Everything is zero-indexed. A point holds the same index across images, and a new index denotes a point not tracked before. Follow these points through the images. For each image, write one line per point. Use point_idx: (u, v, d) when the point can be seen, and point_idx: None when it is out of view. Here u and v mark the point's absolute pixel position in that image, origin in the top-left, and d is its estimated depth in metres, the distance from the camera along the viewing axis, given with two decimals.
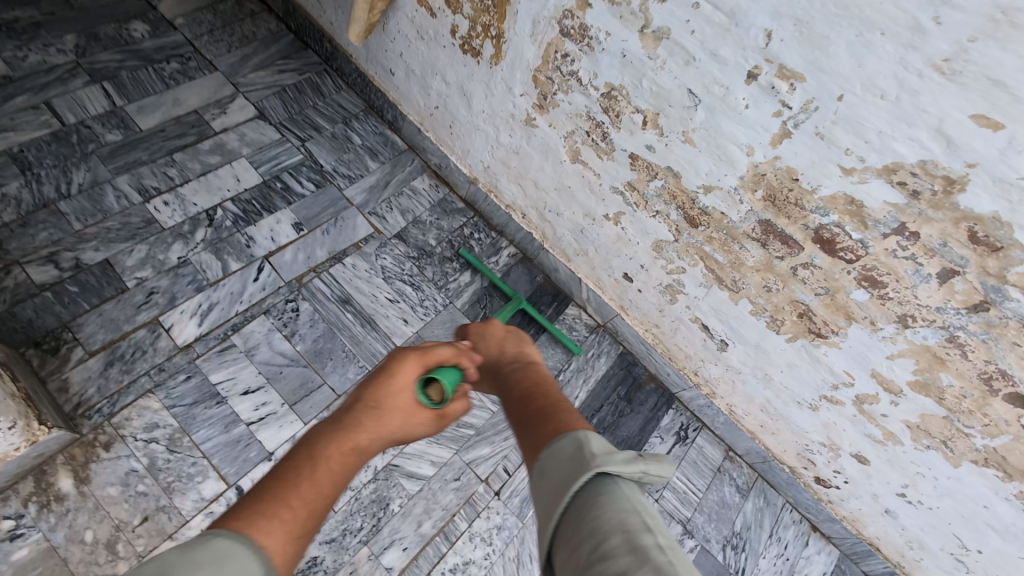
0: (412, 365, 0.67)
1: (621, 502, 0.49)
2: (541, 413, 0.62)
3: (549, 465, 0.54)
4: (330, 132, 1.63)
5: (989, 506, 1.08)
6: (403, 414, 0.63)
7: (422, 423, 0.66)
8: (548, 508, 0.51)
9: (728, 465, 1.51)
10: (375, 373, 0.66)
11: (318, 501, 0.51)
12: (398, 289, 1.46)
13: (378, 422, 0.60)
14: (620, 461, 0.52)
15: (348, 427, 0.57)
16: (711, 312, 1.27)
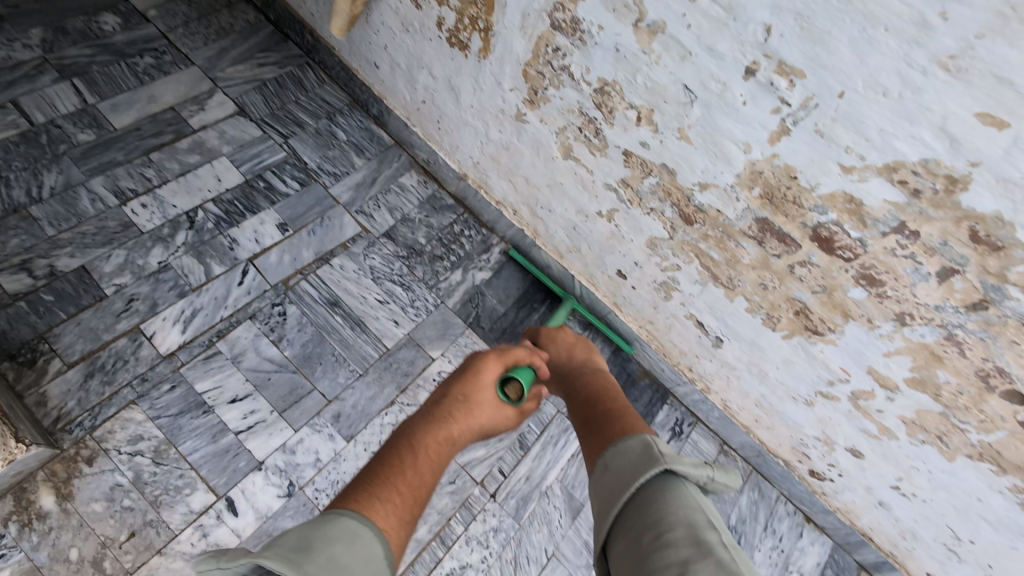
0: (493, 365, 0.85)
1: (684, 502, 0.58)
2: (606, 416, 0.77)
3: (618, 459, 0.66)
4: (314, 127, 1.58)
5: (982, 498, 1.09)
6: (488, 410, 0.80)
7: (504, 418, 0.84)
8: (616, 495, 0.62)
9: (723, 460, 1.51)
10: (464, 372, 0.84)
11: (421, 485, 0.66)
12: (388, 289, 1.43)
13: (467, 415, 0.77)
14: (687, 467, 0.61)
15: (444, 419, 0.75)
16: (706, 309, 1.26)
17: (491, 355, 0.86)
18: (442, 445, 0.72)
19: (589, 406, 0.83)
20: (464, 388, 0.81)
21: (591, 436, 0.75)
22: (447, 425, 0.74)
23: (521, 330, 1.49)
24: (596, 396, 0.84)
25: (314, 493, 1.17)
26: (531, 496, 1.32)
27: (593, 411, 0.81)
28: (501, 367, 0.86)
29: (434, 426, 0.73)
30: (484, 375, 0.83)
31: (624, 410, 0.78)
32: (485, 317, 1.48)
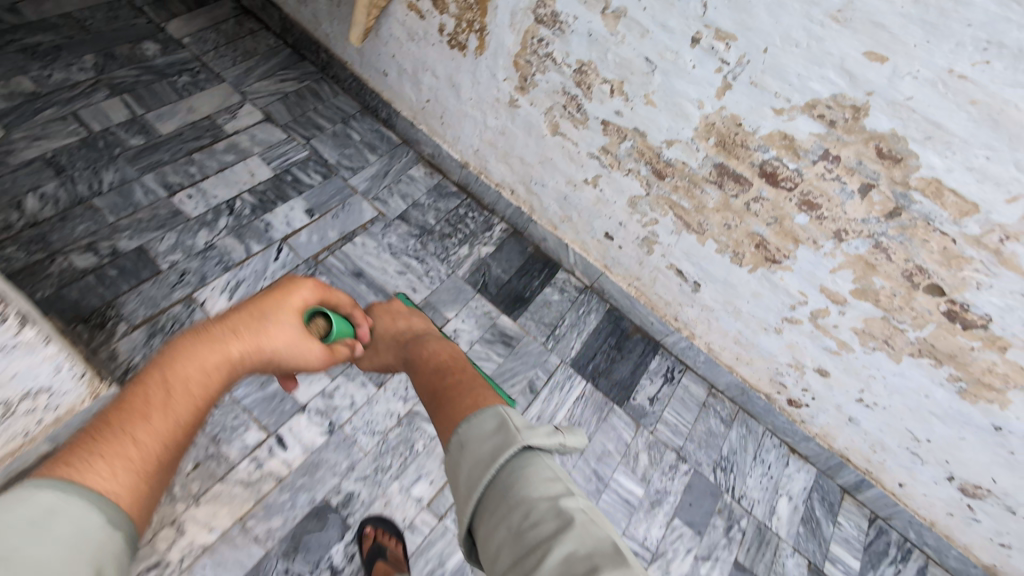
0: (308, 290, 0.76)
1: (544, 472, 0.59)
2: (455, 386, 0.72)
3: (472, 437, 0.62)
4: (331, 130, 1.80)
5: (929, 394, 1.27)
6: (287, 338, 0.70)
7: (314, 350, 0.75)
8: (476, 477, 0.59)
9: (712, 401, 1.68)
10: (274, 289, 0.73)
11: (175, 427, 0.55)
12: (404, 262, 1.62)
13: (261, 334, 0.67)
14: (542, 436, 0.62)
15: (225, 337, 0.62)
16: (684, 256, 1.46)
17: (309, 277, 0.77)
18: (215, 371, 0.60)
19: (433, 372, 0.77)
20: (264, 305, 0.70)
21: (436, 410, 0.70)
22: (230, 343, 0.62)
23: (524, 294, 1.68)
24: (437, 361, 0.80)
25: (352, 430, 1.35)
26: None
27: (434, 375, 0.76)
28: (316, 295, 0.79)
29: (208, 343, 0.60)
30: (296, 297, 0.74)
31: (465, 374, 0.75)
32: (491, 284, 1.67)
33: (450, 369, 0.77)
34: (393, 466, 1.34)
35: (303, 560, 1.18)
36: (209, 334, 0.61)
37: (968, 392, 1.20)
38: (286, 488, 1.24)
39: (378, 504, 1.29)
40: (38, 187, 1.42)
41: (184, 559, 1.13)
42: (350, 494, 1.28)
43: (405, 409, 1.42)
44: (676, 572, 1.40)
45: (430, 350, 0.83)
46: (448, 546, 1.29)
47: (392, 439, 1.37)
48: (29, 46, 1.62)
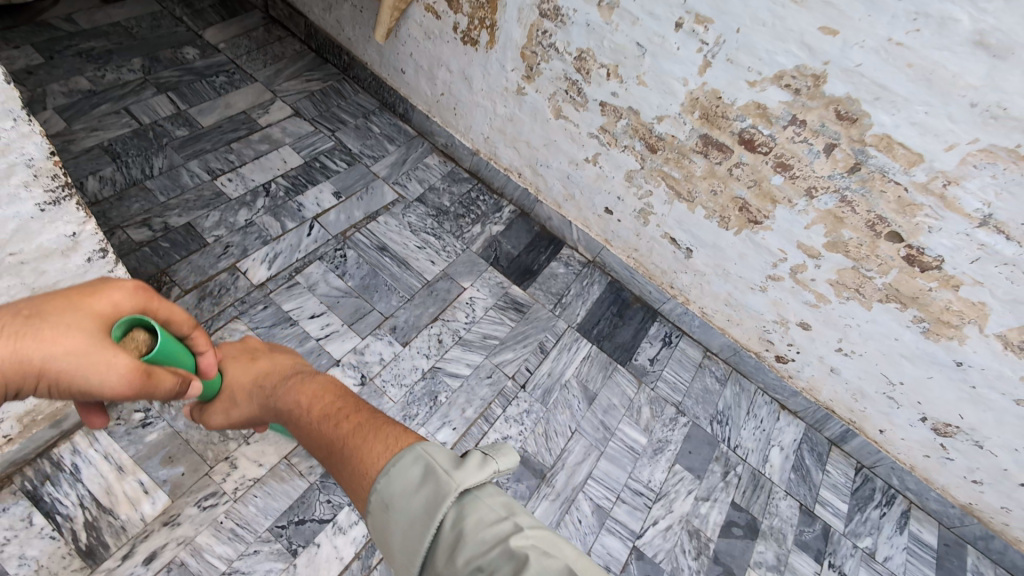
0: (117, 299, 0.67)
1: (487, 513, 0.62)
2: (352, 439, 0.69)
3: (400, 500, 0.63)
4: (354, 124, 1.98)
5: (899, 337, 1.41)
6: (59, 348, 0.61)
7: (103, 367, 0.63)
8: (416, 538, 0.61)
9: (707, 362, 1.80)
10: (71, 293, 0.64)
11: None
12: (423, 238, 1.78)
13: (10, 348, 0.58)
14: (472, 472, 0.64)
15: None
16: (676, 224, 1.62)
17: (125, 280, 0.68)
18: None
19: (318, 425, 0.74)
20: (42, 308, 0.61)
21: (344, 469, 0.68)
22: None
23: (533, 267, 1.83)
24: (318, 409, 0.76)
25: (381, 383, 1.45)
26: (553, 388, 1.59)
27: (323, 429, 0.73)
28: (133, 302, 0.68)
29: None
30: (101, 302, 0.65)
31: (360, 414, 0.74)
32: (502, 258, 1.82)
33: (347, 416, 0.73)
34: (420, 415, 1.44)
35: (344, 491, 1.29)
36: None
37: (932, 331, 1.35)
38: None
39: None
40: (98, 171, 1.59)
41: (237, 489, 1.23)
42: None
43: (428, 364, 1.52)
44: (678, 510, 1.48)
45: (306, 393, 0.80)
46: None
47: (418, 390, 1.47)
48: (84, 50, 1.81)
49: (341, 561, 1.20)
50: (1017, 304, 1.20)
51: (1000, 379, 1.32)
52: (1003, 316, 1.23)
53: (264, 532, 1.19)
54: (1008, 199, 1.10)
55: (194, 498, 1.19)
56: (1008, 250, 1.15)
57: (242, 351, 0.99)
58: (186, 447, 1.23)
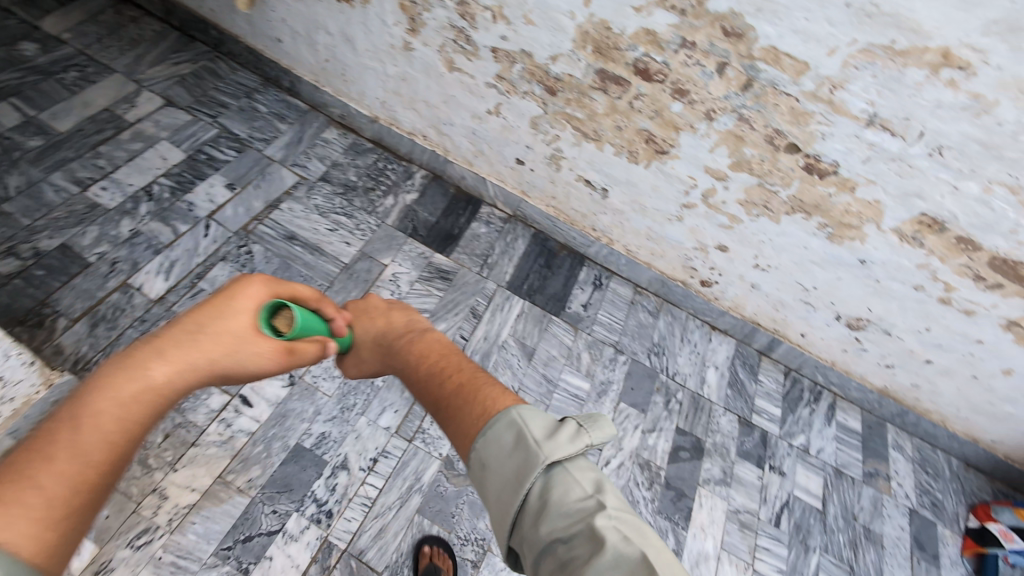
0: (251, 298, 0.79)
1: (574, 488, 0.66)
2: (458, 398, 0.77)
3: (494, 460, 0.70)
4: (237, 106, 1.82)
5: (808, 245, 1.46)
6: (225, 348, 0.73)
7: (254, 353, 0.76)
8: (508, 496, 0.68)
9: (639, 298, 1.84)
10: (210, 303, 0.75)
11: (118, 433, 0.57)
12: (334, 219, 1.69)
13: (188, 353, 0.68)
14: (563, 446, 0.69)
15: (147, 361, 0.63)
16: (588, 165, 1.59)
17: (249, 281, 0.80)
18: (132, 405, 0.59)
19: (430, 383, 0.82)
20: (197, 320, 0.72)
21: (442, 422, 0.77)
22: (151, 374, 0.62)
23: (453, 231, 1.79)
24: (431, 366, 0.85)
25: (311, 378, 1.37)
26: (491, 351, 1.58)
27: (433, 386, 0.82)
28: (264, 294, 0.81)
29: (128, 376, 0.61)
30: (243, 300, 0.78)
31: (466, 375, 0.81)
32: (421, 227, 1.76)
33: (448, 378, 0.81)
34: (358, 404, 1.38)
35: (288, 499, 1.23)
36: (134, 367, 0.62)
37: (836, 235, 1.40)
38: (259, 440, 1.27)
39: (349, 440, 1.33)
40: None
41: (172, 520, 1.15)
42: (321, 435, 1.31)
43: None
44: (627, 445, 1.54)
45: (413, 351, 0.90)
46: (420, 464, 1.34)
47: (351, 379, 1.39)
48: None
49: (297, 569, 1.17)
50: (907, 198, 1.25)
51: (900, 271, 1.39)
52: (896, 212, 1.28)
53: (208, 558, 1.14)
54: (889, 97, 1.12)
55: (125, 539, 1.11)
56: (894, 146, 1.18)
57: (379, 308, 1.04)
58: None
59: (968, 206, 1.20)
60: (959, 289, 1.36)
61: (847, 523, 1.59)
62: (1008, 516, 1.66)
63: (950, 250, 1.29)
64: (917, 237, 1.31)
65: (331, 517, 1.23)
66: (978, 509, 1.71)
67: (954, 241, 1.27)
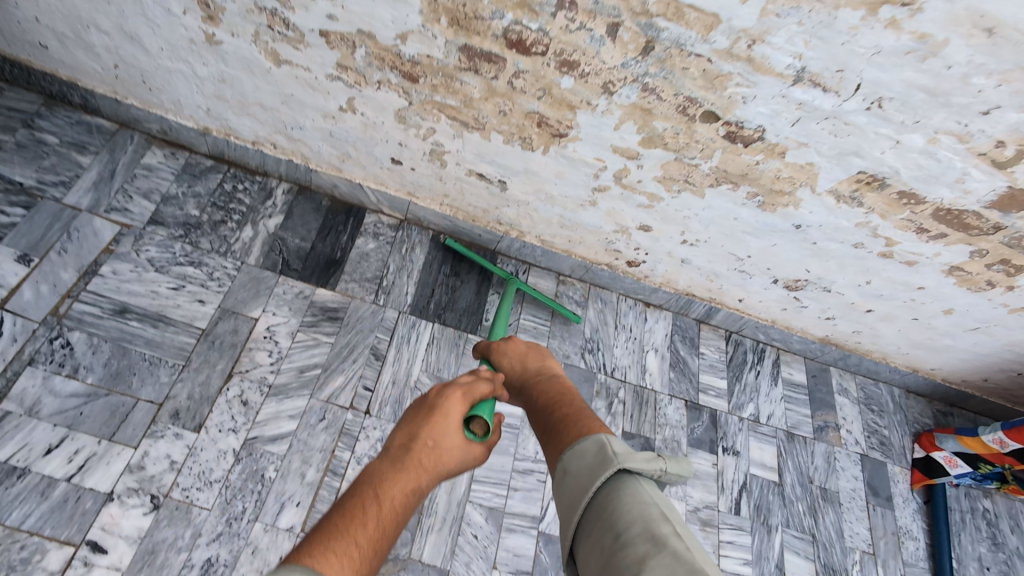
0: (460, 401, 0.67)
1: (640, 495, 0.60)
2: (561, 424, 0.72)
3: (574, 460, 0.65)
4: (13, 142, 1.39)
5: (738, 216, 1.28)
6: (459, 449, 0.64)
7: (472, 459, 0.68)
8: (576, 496, 0.63)
9: (564, 289, 1.64)
10: (422, 410, 0.66)
11: (404, 517, 0.55)
12: (178, 274, 1.35)
13: (434, 461, 0.61)
14: (639, 458, 0.63)
15: (407, 467, 0.58)
16: (476, 157, 1.31)
17: (457, 386, 0.69)
18: (404, 506, 0.55)
19: (540, 413, 0.77)
20: (431, 423, 0.64)
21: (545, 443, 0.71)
22: (422, 473, 0.59)
23: (335, 255, 1.49)
24: (544, 399, 0.79)
25: (182, 494, 1.15)
26: (403, 397, 1.36)
27: (543, 415, 0.76)
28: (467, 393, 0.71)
29: (402, 478, 0.56)
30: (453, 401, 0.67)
31: (578, 410, 0.74)
32: (293, 259, 1.46)
33: (556, 405, 0.76)
34: (248, 508, 1.17)
35: None
36: (403, 459, 0.59)
37: (767, 203, 1.22)
38: None
39: (245, 557, 1.12)
40: None
41: None
42: (207, 562, 1.10)
43: (239, 441, 1.22)
44: None
45: (544, 389, 0.81)
46: None
47: (235, 481, 1.18)
48: None
49: None
50: (844, 157, 1.06)
51: (838, 231, 1.25)
52: (832, 172, 1.10)
53: None
54: (818, 47, 0.90)
55: None
56: (828, 104, 0.97)
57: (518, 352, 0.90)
58: None
59: (910, 159, 1.03)
60: (901, 243, 1.23)
61: (803, 489, 1.56)
62: (953, 443, 1.64)
63: (891, 205, 1.14)
64: (855, 196, 1.14)
65: None
66: (923, 438, 1.71)
67: (895, 196, 1.11)
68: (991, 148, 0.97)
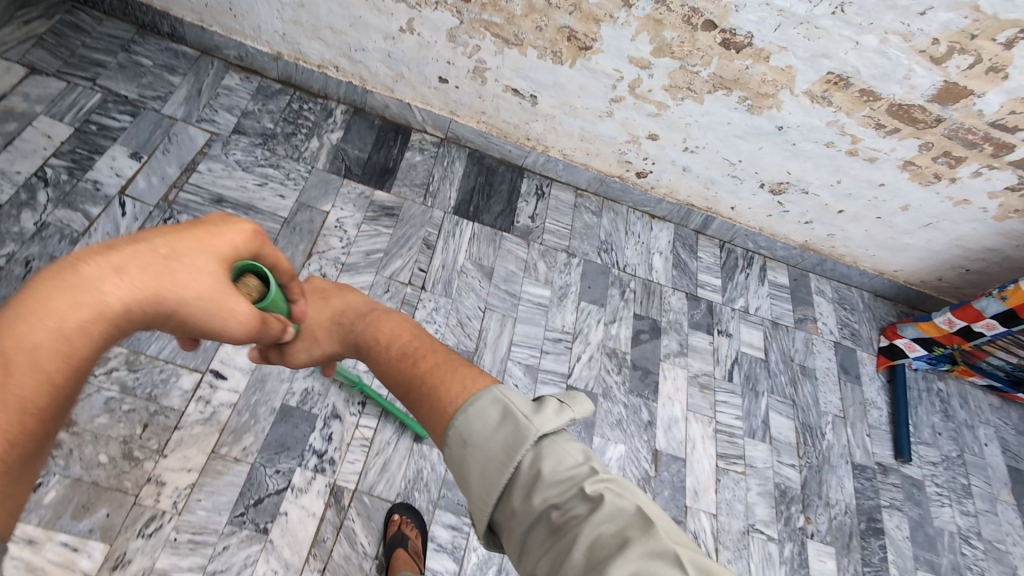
0: (242, 236, 0.68)
1: (565, 455, 0.65)
2: (430, 376, 0.73)
3: (472, 431, 0.66)
4: (115, 63, 1.63)
5: (731, 121, 1.55)
6: (203, 285, 0.62)
7: (221, 310, 0.65)
8: (495, 471, 0.65)
9: (581, 201, 1.90)
10: (197, 225, 0.64)
11: (56, 363, 0.48)
12: (261, 173, 1.60)
13: (151, 283, 0.56)
14: (550, 420, 0.67)
15: (92, 286, 0.51)
16: (513, 72, 1.58)
17: (248, 220, 0.69)
18: (75, 337, 0.49)
19: (396, 364, 0.78)
20: (177, 245, 0.60)
21: (422, 406, 0.72)
22: (104, 293, 0.52)
23: (388, 165, 1.75)
24: (397, 349, 0.80)
25: None
26: (452, 278, 1.61)
27: (404, 366, 0.77)
28: (249, 245, 0.69)
29: (76, 299, 0.50)
30: (224, 240, 0.66)
31: (433, 353, 0.77)
32: (354, 166, 1.71)
33: (419, 354, 0.77)
34: None
35: (287, 457, 1.25)
36: (70, 277, 0.50)
37: (755, 106, 1.49)
38: (244, 409, 1.27)
39: (332, 388, 1.34)
40: None
41: (176, 502, 1.15)
42: (305, 392, 1.32)
43: None
44: (594, 338, 1.66)
45: (390, 340, 0.82)
46: None
47: None
48: None
49: (314, 517, 1.22)
50: (815, 59, 1.33)
51: (813, 130, 1.52)
52: (806, 74, 1.37)
53: (223, 527, 1.16)
54: None
55: (133, 531, 1.11)
56: (802, 10, 1.24)
57: (318, 287, 0.96)
58: (95, 490, 1.12)
59: (867, 59, 1.30)
60: (864, 139, 1.50)
61: (786, 365, 1.83)
62: (911, 330, 1.93)
63: (855, 103, 1.41)
64: (825, 95, 1.41)
65: (334, 464, 1.28)
66: (887, 330, 1.99)
67: (857, 94, 1.39)
68: (929, 45, 1.25)
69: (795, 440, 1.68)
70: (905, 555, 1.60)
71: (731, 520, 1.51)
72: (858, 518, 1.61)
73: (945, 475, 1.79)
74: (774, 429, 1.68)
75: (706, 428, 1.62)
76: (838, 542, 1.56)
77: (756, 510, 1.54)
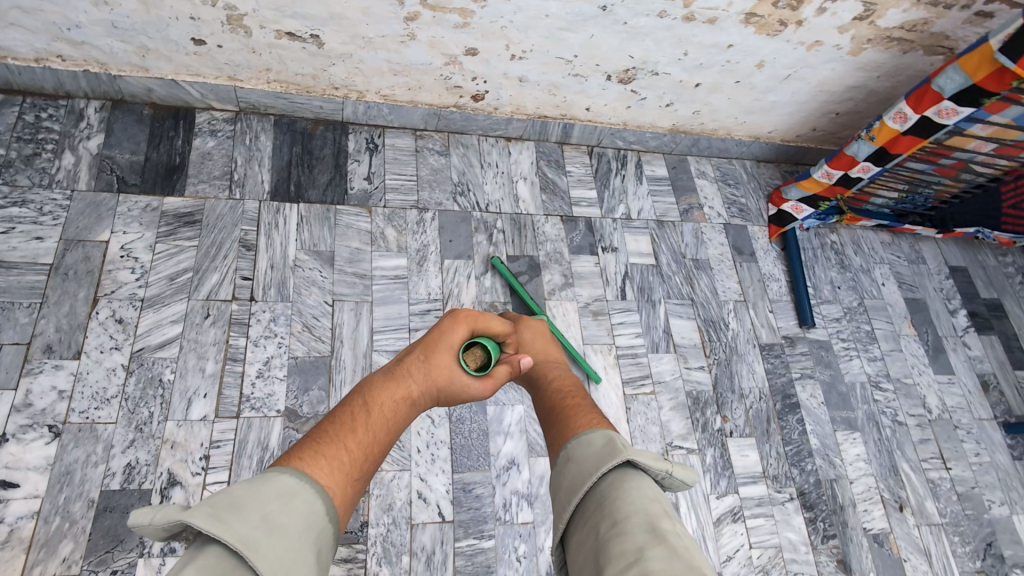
0: (462, 325, 0.81)
1: (648, 491, 0.59)
2: (569, 408, 0.72)
3: (580, 449, 0.65)
4: None
5: (548, 12, 1.33)
6: (450, 366, 0.76)
7: (473, 384, 0.78)
8: (577, 482, 0.62)
9: (423, 143, 1.65)
10: (431, 335, 0.79)
11: (391, 426, 0.66)
12: (3, 216, 1.27)
13: (424, 375, 0.74)
14: (648, 457, 0.62)
15: (400, 378, 0.72)
16: (276, 13, 1.28)
17: (462, 319, 0.81)
18: (396, 410, 0.68)
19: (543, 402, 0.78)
20: (430, 343, 0.78)
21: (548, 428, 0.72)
22: (407, 386, 0.71)
23: (174, 161, 1.43)
24: (555, 387, 0.78)
25: (81, 417, 1.14)
26: (286, 276, 1.38)
27: (551, 398, 0.76)
28: (467, 328, 0.81)
29: (394, 384, 0.70)
30: (453, 332, 0.80)
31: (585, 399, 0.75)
32: (129, 174, 1.39)
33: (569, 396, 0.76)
34: (155, 412, 1.18)
35: (122, 552, 1.06)
36: (385, 378, 0.71)
37: None
38: (51, 514, 1.07)
39: (163, 452, 1.15)
40: None
41: None
42: (129, 467, 1.12)
43: (125, 357, 1.21)
44: (468, 298, 1.49)
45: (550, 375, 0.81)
46: (261, 432, 1.21)
47: (132, 391, 1.18)
48: None
49: None
50: None
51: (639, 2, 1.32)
52: None
53: None
54: None
55: None
56: None
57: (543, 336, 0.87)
58: None
59: None
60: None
61: (678, 264, 1.72)
62: (796, 191, 1.84)
63: None
64: None
65: None
66: (773, 196, 1.90)
67: None
68: None
69: (699, 341, 1.62)
70: (823, 421, 1.61)
71: (648, 445, 1.45)
72: (773, 399, 1.60)
73: (849, 328, 1.79)
74: (677, 336, 1.61)
75: (607, 357, 1.53)
76: (757, 431, 1.54)
77: (672, 427, 1.49)
